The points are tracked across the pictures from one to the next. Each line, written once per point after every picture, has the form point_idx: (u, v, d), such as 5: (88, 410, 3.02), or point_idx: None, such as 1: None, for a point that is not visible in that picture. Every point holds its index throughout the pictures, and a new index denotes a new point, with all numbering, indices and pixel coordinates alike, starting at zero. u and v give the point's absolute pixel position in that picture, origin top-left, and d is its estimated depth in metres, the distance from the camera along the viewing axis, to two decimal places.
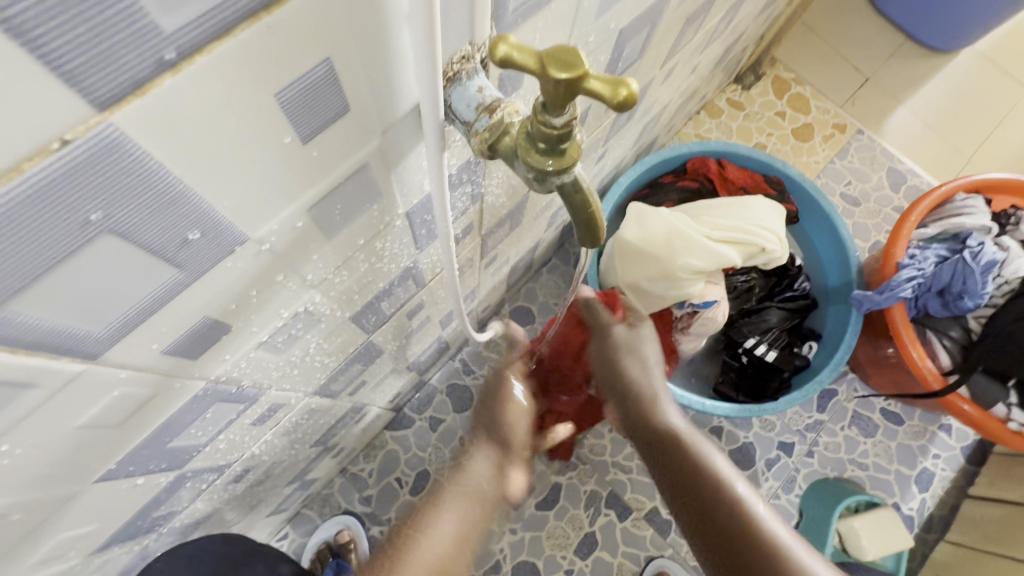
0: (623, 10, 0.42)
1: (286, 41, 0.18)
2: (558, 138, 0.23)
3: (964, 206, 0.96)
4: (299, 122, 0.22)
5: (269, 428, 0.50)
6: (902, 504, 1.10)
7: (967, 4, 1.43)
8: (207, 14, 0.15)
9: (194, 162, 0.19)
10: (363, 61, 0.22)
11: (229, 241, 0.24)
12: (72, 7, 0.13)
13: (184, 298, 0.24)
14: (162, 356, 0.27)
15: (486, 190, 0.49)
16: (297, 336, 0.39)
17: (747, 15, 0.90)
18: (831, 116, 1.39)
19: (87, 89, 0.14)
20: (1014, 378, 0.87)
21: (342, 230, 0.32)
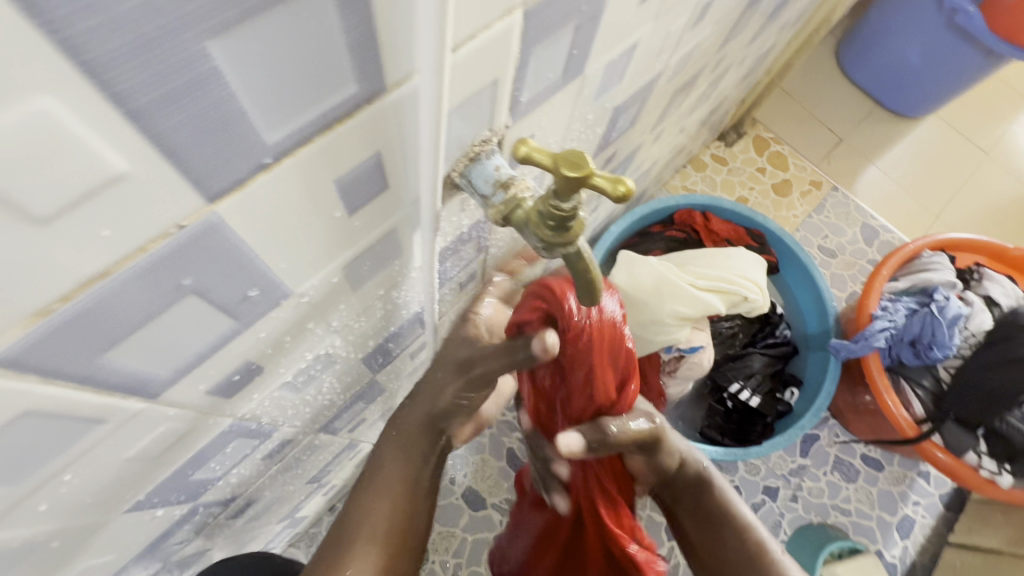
0: (617, 92, 0.47)
1: (350, 142, 0.22)
2: (566, 218, 0.27)
3: (931, 263, 1.03)
4: (348, 200, 0.26)
5: (275, 463, 0.52)
6: (885, 552, 1.11)
7: (927, 77, 1.56)
8: (295, 130, 0.19)
9: (264, 235, 0.23)
10: (404, 149, 0.26)
11: (278, 296, 0.27)
12: (210, 133, 0.17)
13: (232, 345, 0.28)
14: (205, 394, 0.29)
15: (491, 243, 0.53)
16: (315, 376, 0.42)
17: (729, 83, 0.99)
18: (808, 173, 1.48)
19: (205, 188, 0.18)
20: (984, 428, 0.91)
21: (367, 282, 0.35)
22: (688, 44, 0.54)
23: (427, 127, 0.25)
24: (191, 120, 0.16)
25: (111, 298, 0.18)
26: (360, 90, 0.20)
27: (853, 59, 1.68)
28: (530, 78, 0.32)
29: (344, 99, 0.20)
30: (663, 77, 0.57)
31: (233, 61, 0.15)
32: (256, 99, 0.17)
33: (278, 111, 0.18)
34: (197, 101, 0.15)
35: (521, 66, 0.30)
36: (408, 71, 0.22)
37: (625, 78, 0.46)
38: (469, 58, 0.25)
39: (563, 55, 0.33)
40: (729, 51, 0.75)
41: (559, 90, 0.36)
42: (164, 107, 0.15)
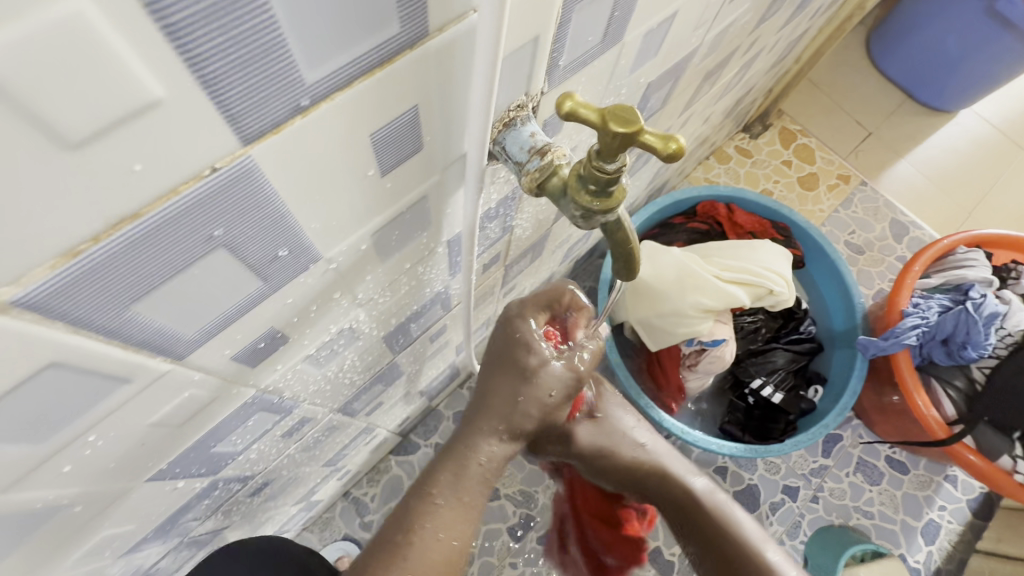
0: (652, 67, 0.46)
1: (389, 92, 0.21)
2: (609, 181, 0.26)
3: (966, 259, 0.99)
4: (381, 159, 0.25)
5: (294, 442, 0.51)
6: (909, 556, 1.08)
7: (962, 69, 1.51)
8: (335, 71, 0.18)
9: (297, 189, 0.22)
10: (442, 107, 0.25)
11: (307, 260, 0.26)
12: (249, 63, 0.15)
13: (259, 309, 0.27)
14: (230, 361, 0.29)
15: (516, 224, 0.52)
16: (338, 352, 0.41)
17: (759, 70, 0.96)
18: (836, 167, 1.44)
19: (240, 128, 0.17)
20: (1020, 433, 0.87)
21: (395, 254, 0.34)
22: (724, 19, 0.52)
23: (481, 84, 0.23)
24: (230, 47, 0.15)
25: (142, 244, 0.18)
26: (402, 32, 0.19)
27: (884, 50, 1.63)
28: (570, 40, 0.30)
29: (386, 41, 0.19)
30: (697, 56, 0.55)
31: None
32: (297, 29, 0.16)
33: (319, 47, 0.17)
34: (238, 23, 0.14)
35: (563, 24, 0.28)
36: (454, 16, 0.21)
37: (661, 52, 0.44)
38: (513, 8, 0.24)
39: (604, 17, 0.31)
40: (762, 33, 0.72)
41: (596, 57, 0.35)
42: (202, 26, 0.14)
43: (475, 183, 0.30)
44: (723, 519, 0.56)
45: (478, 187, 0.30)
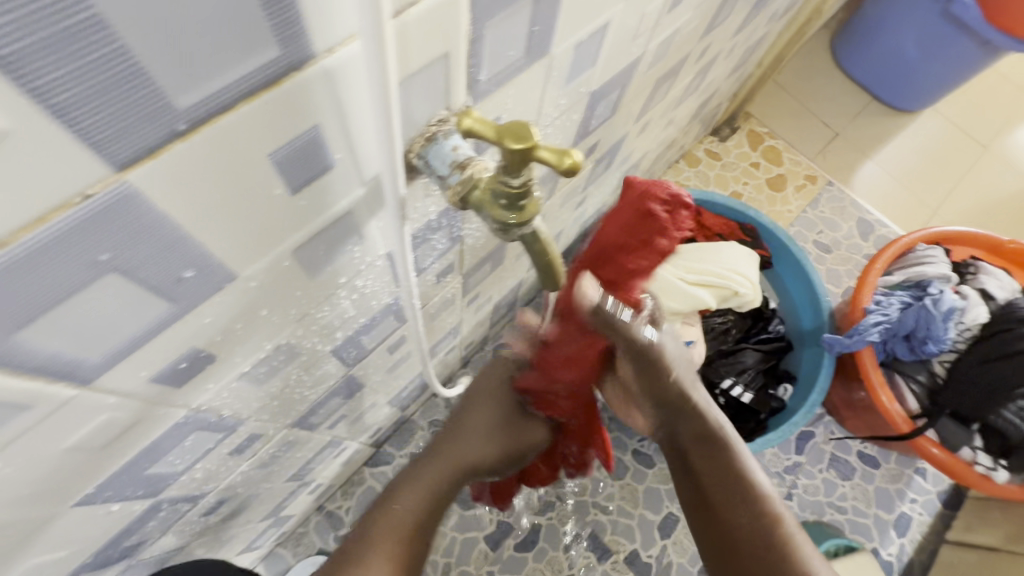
0: (592, 75, 0.46)
1: (283, 112, 0.21)
2: (518, 195, 0.27)
3: (926, 256, 1.01)
4: (288, 177, 0.25)
5: (246, 459, 0.51)
6: (881, 550, 1.10)
7: (922, 71, 1.55)
8: (209, 96, 0.18)
9: (195, 212, 0.22)
10: (349, 126, 0.25)
11: (220, 278, 0.26)
12: (104, 94, 0.16)
13: (172, 331, 0.27)
14: (149, 383, 0.29)
15: (466, 233, 0.52)
16: (279, 367, 0.41)
17: (719, 74, 0.98)
18: (803, 168, 1.47)
19: (110, 155, 0.17)
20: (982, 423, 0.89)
21: (326, 269, 0.34)
22: (667, 28, 0.53)
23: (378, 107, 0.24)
24: (80, 77, 0.15)
25: (14, 271, 0.18)
26: (284, 55, 0.19)
27: (849, 53, 1.68)
28: (488, 54, 0.31)
29: (265, 64, 0.19)
30: (643, 64, 0.56)
31: (120, 14, 0.14)
32: (157, 58, 0.16)
33: (187, 74, 0.17)
34: (86, 53, 0.15)
35: (475, 41, 0.29)
36: (343, 36, 0.21)
37: (599, 60, 0.45)
38: (412, 30, 0.24)
39: (523, 32, 0.32)
40: (712, 41, 0.74)
41: (523, 70, 0.35)
42: (40, 57, 0.14)
43: (395, 209, 0.31)
44: (744, 474, 0.48)
45: (398, 213, 0.31)
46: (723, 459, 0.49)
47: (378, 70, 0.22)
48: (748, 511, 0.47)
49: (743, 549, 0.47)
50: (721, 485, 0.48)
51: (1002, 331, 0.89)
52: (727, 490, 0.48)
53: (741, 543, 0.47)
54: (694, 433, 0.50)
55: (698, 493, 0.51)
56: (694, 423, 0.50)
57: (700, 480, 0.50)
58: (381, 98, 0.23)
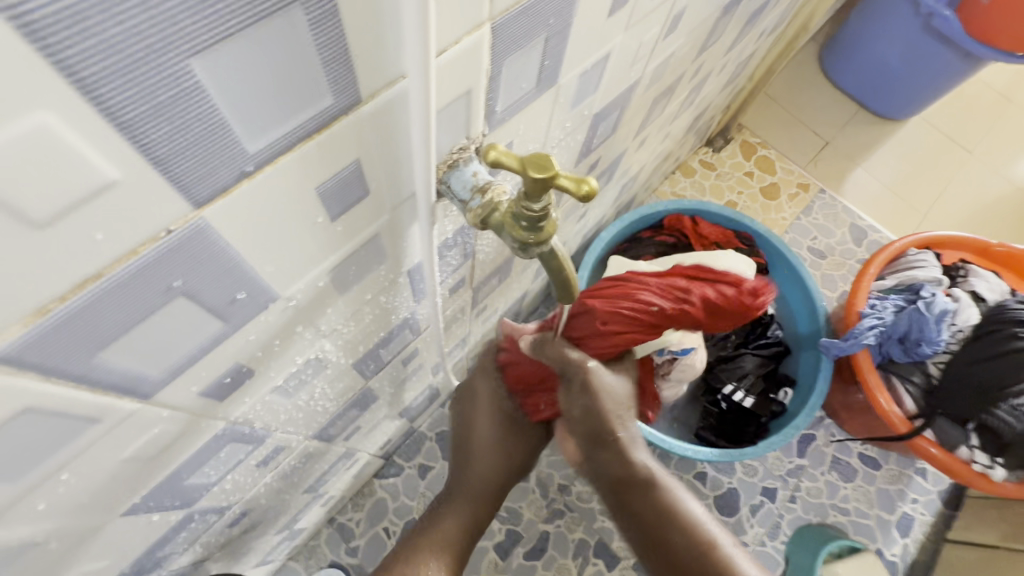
0: (595, 99, 0.49)
1: (332, 149, 0.24)
2: (538, 218, 0.29)
3: (917, 261, 1.05)
4: (331, 206, 0.27)
5: (269, 470, 0.53)
6: (885, 550, 1.12)
7: (909, 80, 1.60)
8: (274, 140, 0.21)
9: (251, 240, 0.24)
10: (384, 158, 0.28)
11: (265, 299, 0.29)
12: (194, 145, 0.18)
13: (222, 348, 0.29)
14: (197, 397, 0.31)
15: (477, 249, 0.55)
16: (306, 381, 0.43)
17: (712, 89, 1.01)
18: (796, 176, 1.50)
19: (192, 195, 0.20)
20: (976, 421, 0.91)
21: (354, 287, 0.37)
22: (663, 52, 0.56)
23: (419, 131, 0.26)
24: (179, 131, 0.17)
25: (106, 298, 0.20)
26: (336, 101, 0.22)
27: (837, 65, 1.74)
28: (503, 87, 0.33)
29: (321, 111, 0.22)
30: (641, 85, 0.59)
31: (213, 78, 0.17)
32: (237, 112, 0.19)
33: (259, 122, 0.20)
34: (185, 113, 0.17)
35: (493, 77, 0.31)
36: (399, 74, 0.24)
37: (602, 85, 0.48)
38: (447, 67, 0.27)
39: (535, 67, 0.34)
40: (705, 60, 0.77)
41: (534, 99, 0.38)
42: (151, 119, 0.16)
43: (428, 216, 0.33)
44: (675, 502, 0.52)
45: (429, 220, 0.33)
46: (652, 493, 0.52)
47: (425, 106, 0.25)
48: (682, 534, 0.50)
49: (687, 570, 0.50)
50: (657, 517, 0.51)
51: (992, 331, 0.92)
52: (662, 520, 0.51)
53: (684, 568, 0.50)
54: (626, 474, 0.53)
55: (639, 535, 0.53)
56: (622, 465, 0.53)
57: (637, 517, 0.52)
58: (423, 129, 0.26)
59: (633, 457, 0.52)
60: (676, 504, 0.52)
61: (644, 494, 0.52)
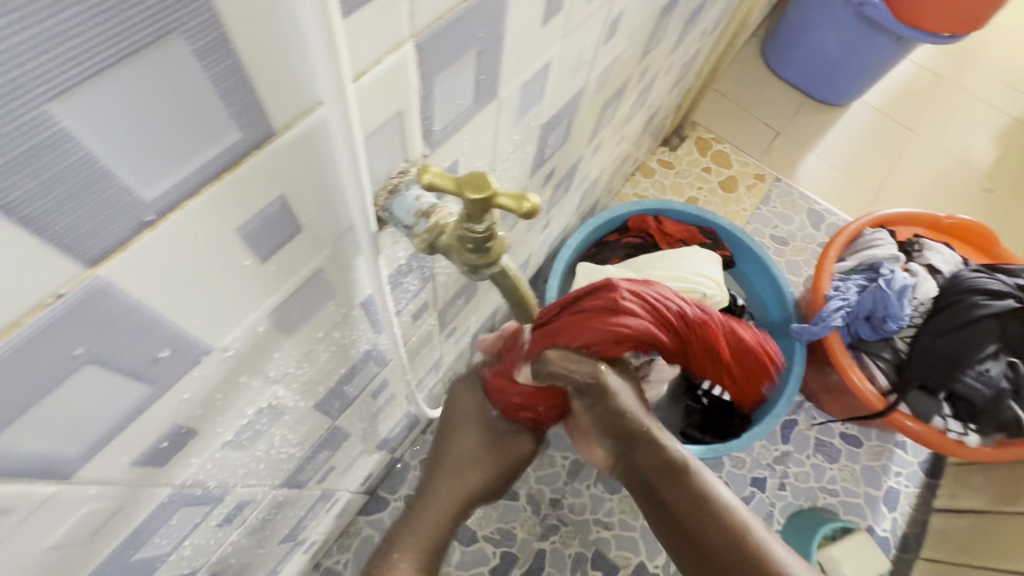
0: (541, 109, 0.48)
1: (249, 188, 0.22)
2: (483, 239, 0.28)
3: (874, 240, 1.07)
4: (258, 247, 0.25)
5: (236, 527, 0.49)
6: (876, 527, 1.13)
7: (847, 66, 1.67)
8: (176, 185, 0.19)
9: (167, 293, 0.22)
10: (314, 191, 0.26)
11: (195, 354, 0.26)
12: (71, 198, 0.16)
13: (151, 412, 0.26)
14: (131, 467, 0.28)
15: (437, 271, 0.53)
16: (263, 430, 0.40)
17: (662, 89, 1.02)
18: (751, 168, 1.54)
19: (80, 253, 0.17)
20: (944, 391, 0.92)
21: (303, 326, 0.35)
22: (606, 57, 0.56)
23: (349, 162, 0.25)
24: (49, 186, 0.15)
25: None
26: (244, 136, 0.20)
27: (780, 58, 1.82)
28: (439, 104, 0.32)
29: (228, 148, 0.20)
30: (588, 92, 0.58)
31: (83, 122, 0.15)
32: (120, 159, 0.17)
33: (151, 168, 0.18)
34: (50, 164, 0.15)
35: (425, 96, 0.30)
36: (314, 101, 0.22)
37: (546, 95, 0.47)
38: (370, 91, 0.25)
39: (470, 81, 0.33)
40: (651, 62, 0.78)
41: (475, 114, 0.37)
42: (6, 176, 0.14)
43: (371, 246, 0.33)
44: (708, 489, 0.50)
45: (373, 252, 0.33)
46: (688, 484, 0.50)
47: (349, 132, 0.23)
48: (721, 532, 0.49)
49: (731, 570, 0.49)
50: (693, 507, 0.49)
51: (954, 303, 0.94)
52: (702, 513, 0.49)
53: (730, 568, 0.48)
54: (657, 467, 0.50)
55: (680, 537, 0.51)
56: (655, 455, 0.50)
57: (671, 510, 0.50)
58: (351, 155, 0.24)
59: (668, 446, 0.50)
60: (712, 490, 0.50)
61: (684, 490, 0.50)
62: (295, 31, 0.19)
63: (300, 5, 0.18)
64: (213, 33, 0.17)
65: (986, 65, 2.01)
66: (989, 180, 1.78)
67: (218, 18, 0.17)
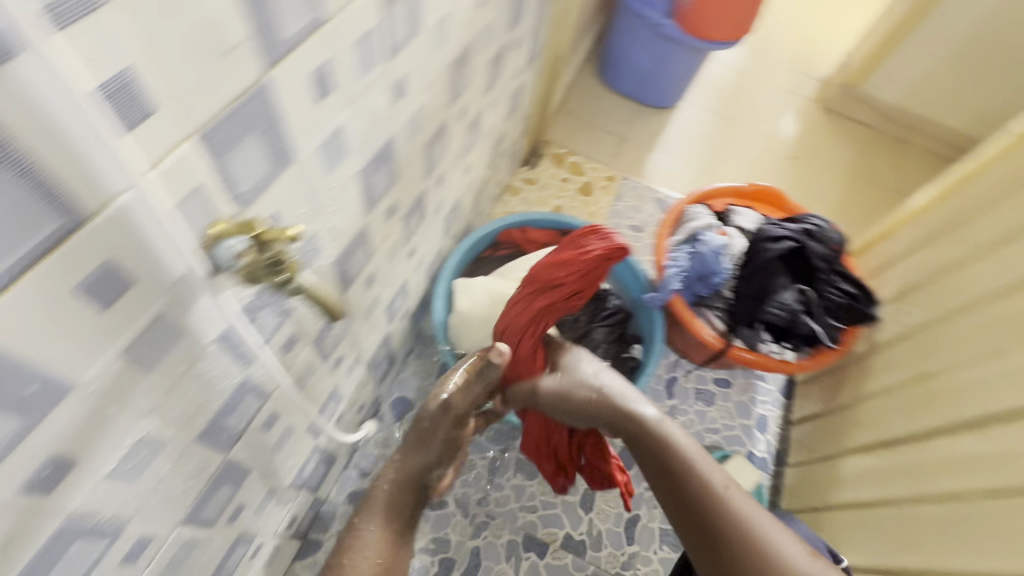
0: (351, 161, 0.61)
1: (73, 257, 0.32)
2: (273, 264, 0.43)
3: (693, 215, 1.31)
4: (95, 299, 0.35)
5: (144, 567, 0.55)
6: (754, 450, 1.32)
7: (663, 76, 1.98)
8: (11, 261, 0.29)
9: (22, 342, 0.31)
10: (135, 253, 0.36)
11: (59, 390, 0.35)
12: None
13: (28, 442, 0.34)
14: (18, 495, 0.35)
15: (293, 306, 0.63)
16: (146, 462, 0.48)
17: (495, 120, 1.19)
18: (602, 172, 1.77)
19: None
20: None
21: (160, 363, 0.43)
22: (406, 110, 0.70)
23: None
24: None
25: None
26: (58, 222, 0.30)
27: (611, 76, 2.10)
28: (237, 174, 0.43)
29: (47, 231, 0.30)
30: (400, 138, 0.72)
31: None
32: None
33: None
34: None
35: (222, 171, 0.41)
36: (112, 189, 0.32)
37: (351, 149, 0.59)
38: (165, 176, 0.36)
39: (261, 153, 0.44)
40: (466, 103, 0.93)
41: (278, 176, 0.48)
42: None
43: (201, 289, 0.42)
44: (676, 451, 0.85)
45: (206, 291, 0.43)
46: (673, 462, 0.84)
47: None
48: (696, 483, 0.82)
49: (709, 530, 0.79)
50: (676, 470, 0.83)
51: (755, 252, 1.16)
52: (677, 470, 0.84)
53: (698, 510, 0.80)
54: (652, 444, 0.85)
55: (657, 471, 0.85)
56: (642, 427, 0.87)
57: (650, 464, 0.86)
58: None
59: (645, 419, 0.87)
60: (689, 459, 0.84)
61: (673, 462, 0.84)
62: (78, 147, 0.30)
63: (59, 113, 0.28)
64: (4, 144, 0.26)
65: (775, 58, 2.45)
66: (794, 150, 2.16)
67: (18, 152, 0.27)
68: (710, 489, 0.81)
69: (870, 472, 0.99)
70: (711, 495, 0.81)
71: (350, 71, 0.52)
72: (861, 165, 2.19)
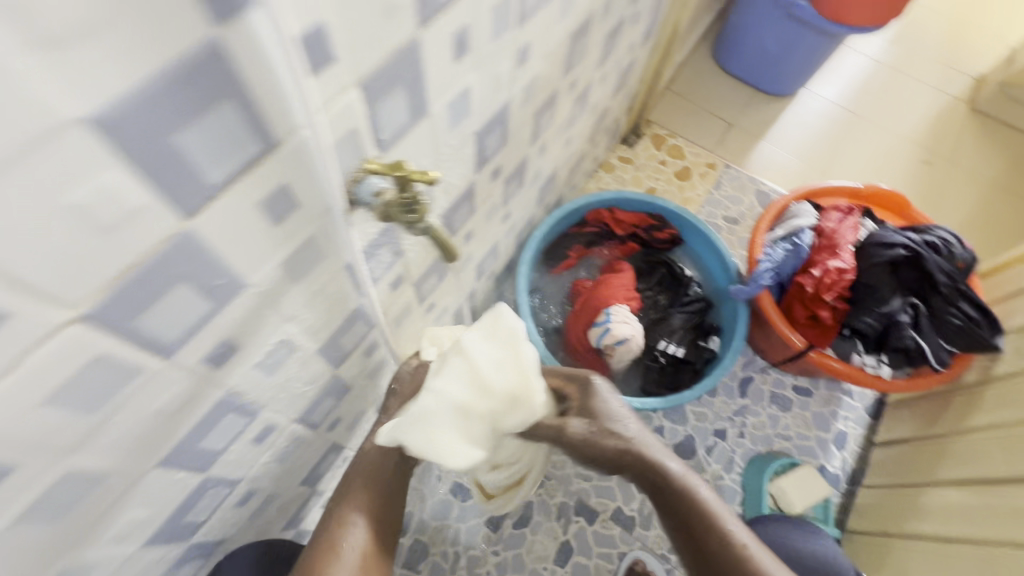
0: (473, 119, 0.65)
1: (262, 182, 0.38)
2: (411, 203, 0.45)
3: (799, 211, 1.21)
4: (273, 212, 0.41)
5: (266, 449, 0.66)
6: (827, 465, 1.26)
7: (786, 59, 1.83)
8: (233, 171, 0.35)
9: (225, 239, 0.38)
10: (305, 180, 0.42)
11: (239, 285, 0.43)
12: (179, 182, 0.31)
13: (214, 322, 0.43)
14: (199, 364, 0.44)
15: (406, 249, 0.70)
16: (281, 362, 0.56)
17: (601, 96, 1.20)
18: (704, 157, 1.70)
19: (183, 207, 0.33)
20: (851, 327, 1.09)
21: (304, 278, 0.51)
22: (525, 76, 0.72)
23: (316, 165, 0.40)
24: (170, 179, 0.31)
25: (142, 283, 0.34)
26: (256, 150, 0.36)
27: (728, 56, 1.99)
28: (385, 120, 0.48)
29: (252, 155, 0.35)
30: (515, 103, 0.75)
31: (189, 151, 0.31)
32: (205, 162, 0.32)
33: (212, 159, 0.33)
34: (175, 180, 0.31)
35: (373, 116, 0.46)
36: (293, 131, 0.37)
37: (474, 108, 0.63)
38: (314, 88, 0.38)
39: (403, 104, 0.49)
40: (579, 73, 0.94)
41: (413, 126, 0.53)
42: (176, 180, 0.31)
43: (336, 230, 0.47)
44: (713, 521, 0.64)
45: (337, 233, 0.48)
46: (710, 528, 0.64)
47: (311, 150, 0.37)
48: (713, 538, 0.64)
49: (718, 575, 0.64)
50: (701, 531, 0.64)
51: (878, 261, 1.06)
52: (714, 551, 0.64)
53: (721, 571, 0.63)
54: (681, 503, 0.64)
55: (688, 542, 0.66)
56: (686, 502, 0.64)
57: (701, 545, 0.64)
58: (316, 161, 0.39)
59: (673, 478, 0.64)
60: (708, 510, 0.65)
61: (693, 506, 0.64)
62: (274, 91, 0.33)
63: (270, 65, 0.32)
64: (244, 96, 0.32)
65: (922, 46, 2.18)
66: (927, 153, 1.93)
67: (230, 87, 0.31)
68: (719, 525, 0.64)
69: (938, 508, 0.98)
70: (719, 530, 0.64)
71: (484, 32, 0.56)
72: (1014, 176, 1.90)
